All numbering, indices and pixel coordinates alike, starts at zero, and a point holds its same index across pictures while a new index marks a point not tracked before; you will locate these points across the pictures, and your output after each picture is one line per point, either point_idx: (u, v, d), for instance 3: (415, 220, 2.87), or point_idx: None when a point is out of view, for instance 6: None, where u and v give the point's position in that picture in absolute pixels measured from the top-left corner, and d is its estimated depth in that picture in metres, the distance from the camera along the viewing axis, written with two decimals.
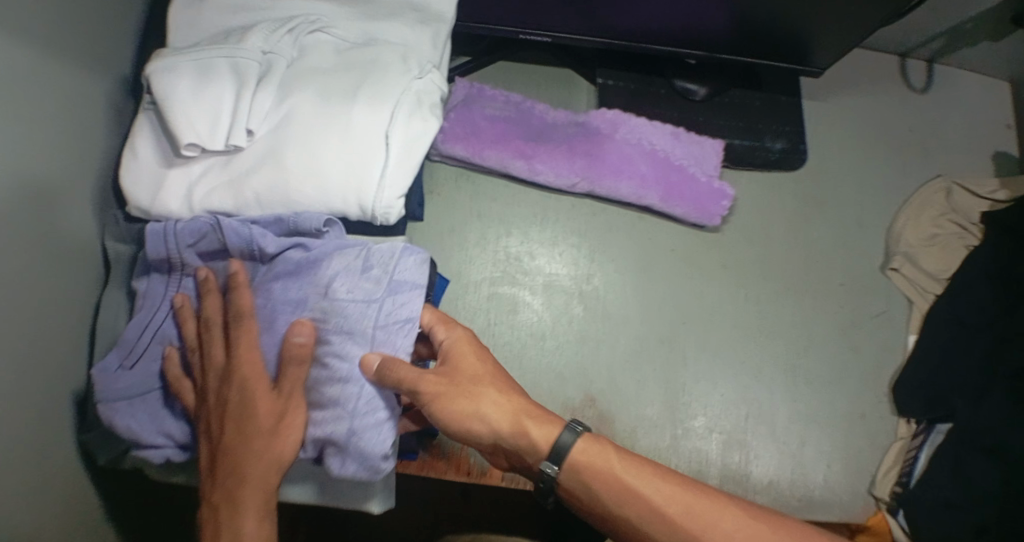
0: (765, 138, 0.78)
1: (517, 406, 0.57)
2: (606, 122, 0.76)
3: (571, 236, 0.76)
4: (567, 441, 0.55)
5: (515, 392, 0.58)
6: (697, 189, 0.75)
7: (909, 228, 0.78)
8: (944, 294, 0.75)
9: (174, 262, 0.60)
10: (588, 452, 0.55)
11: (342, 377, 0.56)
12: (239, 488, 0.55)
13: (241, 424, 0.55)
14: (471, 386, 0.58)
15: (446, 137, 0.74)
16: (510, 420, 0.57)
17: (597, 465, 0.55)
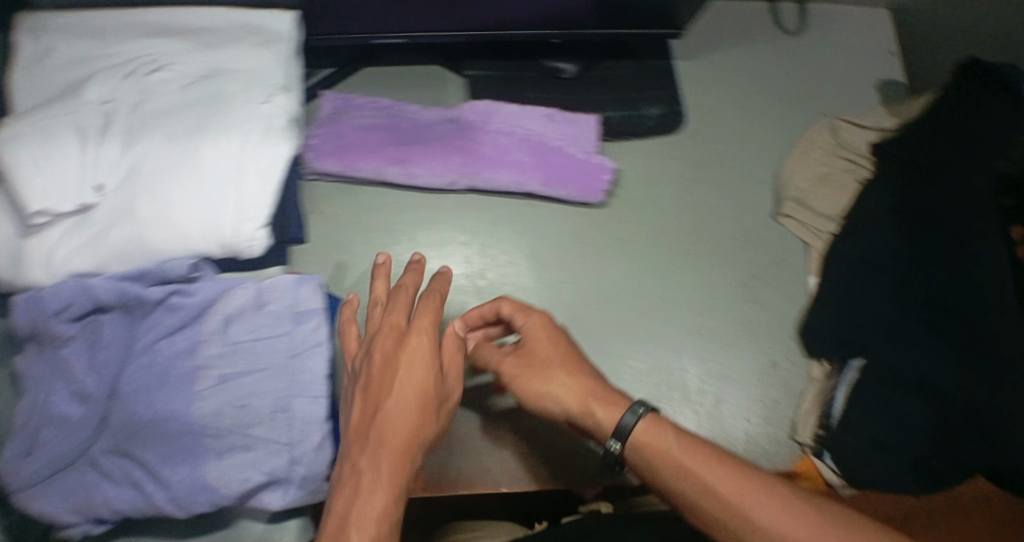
0: (640, 105, 0.77)
1: (584, 387, 0.59)
2: (477, 113, 0.74)
3: (461, 235, 0.74)
4: (629, 423, 0.56)
5: (581, 373, 0.59)
6: (576, 168, 0.74)
7: (798, 171, 0.78)
8: (840, 233, 0.76)
9: (41, 332, 0.59)
10: (653, 432, 0.56)
11: (257, 413, 0.60)
12: (379, 440, 0.53)
13: (372, 376, 0.56)
14: (547, 361, 0.61)
15: (317, 154, 0.73)
16: (578, 400, 0.58)
17: (659, 443, 0.55)
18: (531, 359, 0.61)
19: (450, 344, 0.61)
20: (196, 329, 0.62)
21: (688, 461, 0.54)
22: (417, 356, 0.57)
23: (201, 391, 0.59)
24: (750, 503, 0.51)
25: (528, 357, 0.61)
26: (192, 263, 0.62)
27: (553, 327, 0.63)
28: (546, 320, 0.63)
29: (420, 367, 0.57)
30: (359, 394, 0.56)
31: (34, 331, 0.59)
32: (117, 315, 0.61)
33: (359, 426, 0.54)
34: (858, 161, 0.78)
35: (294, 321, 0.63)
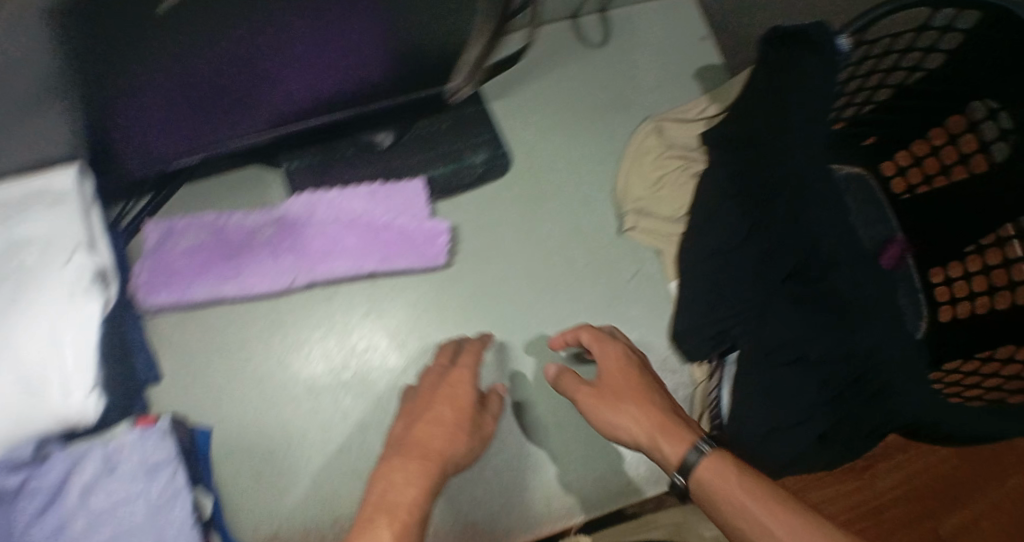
0: (464, 156, 0.77)
1: (654, 420, 0.59)
2: (300, 209, 0.73)
3: (315, 331, 0.74)
4: (694, 461, 0.55)
5: (651, 407, 0.60)
6: (411, 238, 0.73)
7: (633, 181, 0.78)
8: (685, 232, 0.77)
9: None
10: (712, 471, 0.54)
11: None
12: (403, 457, 0.53)
13: (429, 405, 0.58)
14: (619, 395, 0.62)
15: (149, 291, 0.72)
16: (647, 433, 0.59)
17: (728, 484, 0.53)
18: (624, 385, 0.62)
19: (494, 401, 0.62)
20: (56, 511, 0.60)
21: (739, 502, 0.52)
22: (461, 392, 0.59)
23: None
24: (782, 528, 0.50)
25: (603, 391, 0.62)
26: (34, 445, 0.61)
27: (629, 362, 0.64)
28: (618, 351, 0.65)
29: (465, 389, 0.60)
30: (418, 416, 0.57)
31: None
32: None
33: (412, 443, 0.55)
34: (689, 155, 0.79)
35: (148, 475, 0.62)
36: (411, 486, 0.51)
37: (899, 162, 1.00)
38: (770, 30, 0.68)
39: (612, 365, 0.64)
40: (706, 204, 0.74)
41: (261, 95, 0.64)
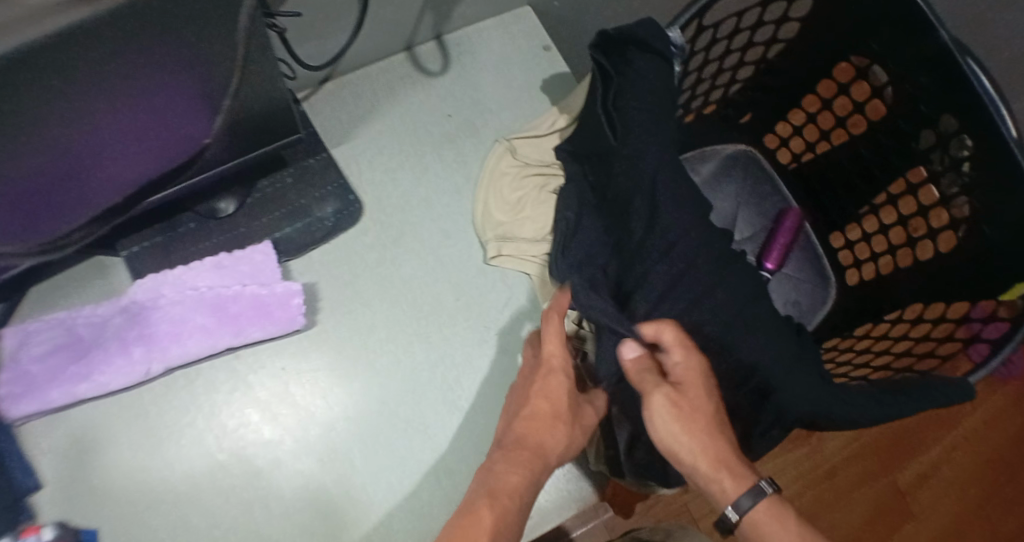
0: (312, 209, 0.74)
1: (721, 450, 0.53)
2: (147, 293, 0.71)
3: (183, 416, 0.71)
4: (748, 508, 0.52)
5: (723, 436, 0.53)
6: (265, 305, 0.70)
7: (491, 205, 0.76)
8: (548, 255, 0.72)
9: None
10: (772, 515, 0.52)
11: None
12: (480, 513, 0.49)
13: (525, 443, 0.55)
14: (708, 397, 0.53)
15: (2, 406, 0.69)
16: (710, 463, 0.53)
17: (771, 525, 0.52)
18: (687, 409, 0.53)
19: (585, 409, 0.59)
20: None
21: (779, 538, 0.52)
22: (560, 384, 0.58)
23: None
24: None
25: (684, 399, 0.53)
26: None
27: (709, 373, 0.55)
28: (699, 371, 0.54)
29: (547, 403, 0.58)
30: (522, 413, 0.57)
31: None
32: None
33: (517, 441, 0.56)
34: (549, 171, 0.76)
35: None
36: (510, 477, 0.52)
37: (779, 134, 0.99)
38: (599, 35, 0.66)
39: (699, 377, 0.54)
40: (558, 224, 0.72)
41: (85, 186, 0.55)
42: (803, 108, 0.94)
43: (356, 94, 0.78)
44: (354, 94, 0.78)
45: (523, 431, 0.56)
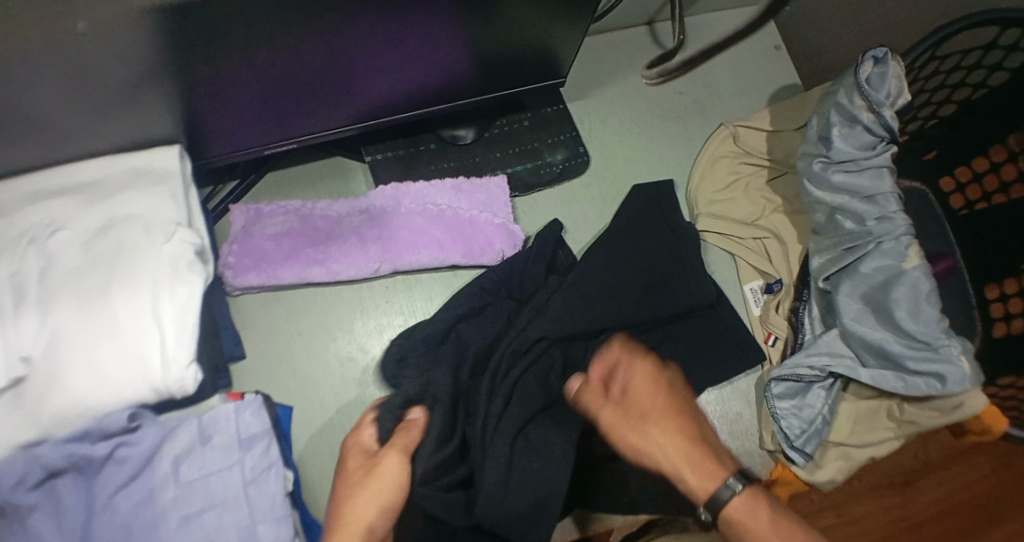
0: (544, 154, 0.79)
1: (681, 445, 0.58)
2: (387, 198, 0.75)
3: (397, 317, 0.76)
4: (727, 499, 0.56)
5: (677, 435, 0.59)
6: (490, 234, 0.74)
7: (705, 180, 0.79)
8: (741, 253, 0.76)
9: (6, 509, 0.61)
10: (744, 510, 0.56)
11: None
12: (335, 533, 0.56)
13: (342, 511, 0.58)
14: (640, 428, 0.59)
15: (236, 272, 0.73)
16: (682, 455, 0.58)
17: (750, 520, 0.56)
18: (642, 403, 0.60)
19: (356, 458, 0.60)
20: (148, 476, 0.62)
21: (758, 528, 0.55)
22: (373, 441, 0.61)
23: (165, 535, 0.60)
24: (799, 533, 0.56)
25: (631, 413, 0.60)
26: (128, 414, 0.62)
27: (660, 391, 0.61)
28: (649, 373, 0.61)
29: (361, 459, 0.60)
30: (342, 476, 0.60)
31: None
32: (66, 479, 0.62)
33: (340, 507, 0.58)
34: (765, 163, 0.81)
35: (242, 448, 0.63)
36: (364, 503, 0.57)
37: (958, 178, 0.94)
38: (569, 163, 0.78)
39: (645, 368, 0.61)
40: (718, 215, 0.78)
41: (356, 81, 0.66)
42: (992, 157, 0.89)
43: (596, 58, 0.83)
44: (594, 58, 0.83)
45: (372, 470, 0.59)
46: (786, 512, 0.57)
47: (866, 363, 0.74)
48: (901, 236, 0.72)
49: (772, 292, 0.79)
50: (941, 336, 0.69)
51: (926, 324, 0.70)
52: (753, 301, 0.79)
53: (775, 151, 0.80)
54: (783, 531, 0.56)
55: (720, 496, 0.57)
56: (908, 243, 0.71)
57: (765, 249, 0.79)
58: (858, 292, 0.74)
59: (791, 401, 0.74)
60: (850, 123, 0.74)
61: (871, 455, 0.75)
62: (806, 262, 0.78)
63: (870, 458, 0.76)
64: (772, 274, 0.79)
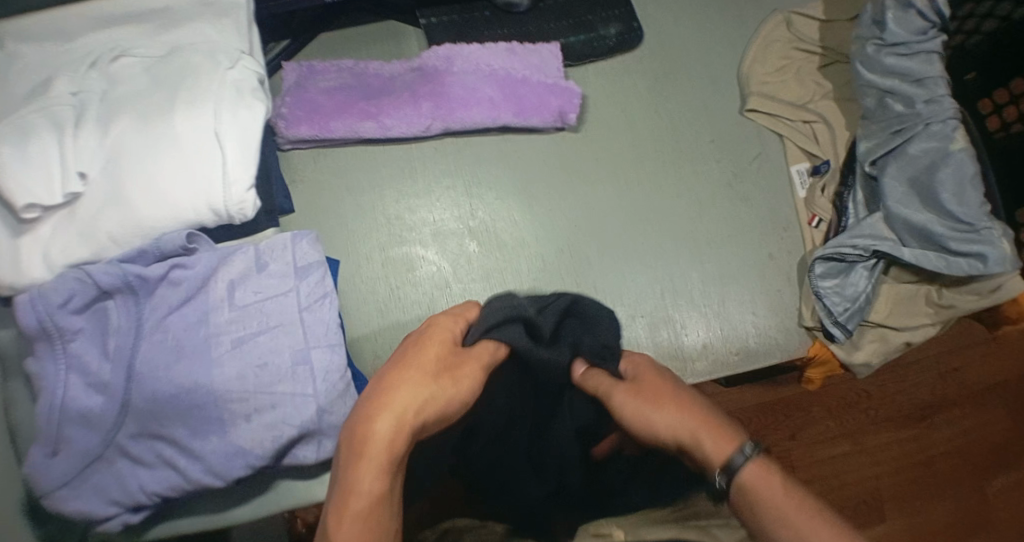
0: (598, 27, 0.79)
1: (695, 418, 0.53)
2: (440, 59, 0.75)
3: (445, 179, 0.77)
4: (738, 462, 0.49)
5: (691, 408, 0.54)
6: (545, 94, 0.74)
7: (758, 64, 0.79)
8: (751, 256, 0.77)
9: (51, 330, 0.58)
10: (762, 473, 0.49)
11: (286, 370, 0.59)
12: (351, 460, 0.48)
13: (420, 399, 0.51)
14: (668, 393, 0.56)
15: (289, 122, 0.72)
16: (692, 429, 0.53)
17: (764, 489, 0.48)
18: (647, 399, 0.56)
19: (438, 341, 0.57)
20: (203, 300, 0.61)
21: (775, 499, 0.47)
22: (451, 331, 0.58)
23: (218, 356, 0.59)
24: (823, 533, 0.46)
25: (638, 397, 0.56)
26: (186, 234, 0.61)
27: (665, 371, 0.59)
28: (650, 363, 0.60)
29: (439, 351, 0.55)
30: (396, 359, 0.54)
31: (42, 330, 0.58)
32: (116, 301, 0.60)
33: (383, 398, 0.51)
34: (817, 50, 0.81)
35: (297, 276, 0.62)
36: (411, 383, 0.51)
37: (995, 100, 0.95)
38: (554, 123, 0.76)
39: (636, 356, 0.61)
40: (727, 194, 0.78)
41: None
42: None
43: None
44: None
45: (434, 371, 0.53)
46: (818, 500, 0.47)
47: (907, 244, 0.73)
48: (948, 118, 0.71)
49: (818, 174, 0.79)
50: (982, 218, 0.70)
51: (968, 204, 0.70)
52: (798, 183, 0.79)
53: (827, 40, 0.81)
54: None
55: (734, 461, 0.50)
56: (955, 125, 0.71)
57: (814, 133, 0.79)
58: (903, 175, 0.73)
59: (834, 280, 0.74)
60: (904, 7, 0.73)
61: (907, 339, 0.75)
62: (852, 147, 0.78)
63: (906, 343, 0.75)
64: (819, 157, 0.79)
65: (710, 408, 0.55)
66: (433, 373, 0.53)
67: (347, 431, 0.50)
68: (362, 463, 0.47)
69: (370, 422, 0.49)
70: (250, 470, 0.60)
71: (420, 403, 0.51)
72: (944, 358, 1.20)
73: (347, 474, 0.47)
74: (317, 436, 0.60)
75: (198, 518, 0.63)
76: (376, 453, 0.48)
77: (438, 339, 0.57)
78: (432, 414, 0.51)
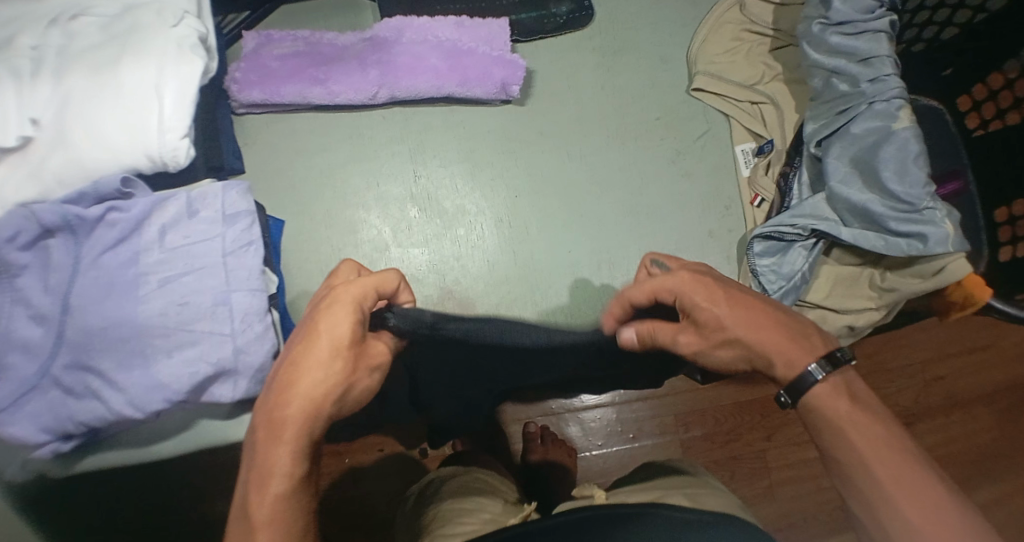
0: (548, 5, 0.81)
1: (766, 333, 0.55)
2: (391, 30, 0.77)
3: (391, 146, 0.79)
4: (810, 383, 0.54)
5: (760, 314, 0.56)
6: (489, 64, 0.76)
7: (707, 44, 0.81)
8: (692, 231, 0.78)
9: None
10: (825, 396, 0.55)
11: (210, 308, 0.63)
12: (269, 445, 0.49)
13: (324, 392, 0.50)
14: (728, 310, 0.55)
15: (241, 86, 0.75)
16: (771, 343, 0.55)
17: (827, 406, 0.55)
18: (707, 335, 0.55)
19: (341, 318, 0.50)
20: (134, 241, 0.64)
21: (835, 413, 0.54)
22: (361, 307, 0.51)
23: (145, 294, 0.63)
24: (871, 455, 0.53)
25: (705, 330, 0.55)
26: (122, 178, 0.65)
27: (704, 282, 0.55)
28: (687, 277, 0.55)
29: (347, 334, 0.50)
30: (297, 340, 0.51)
31: None
32: (56, 239, 0.63)
33: (288, 384, 0.50)
34: (769, 32, 0.80)
35: (225, 223, 0.66)
36: (317, 365, 0.50)
37: (974, 96, 0.90)
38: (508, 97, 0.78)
39: (673, 279, 0.55)
40: (670, 169, 0.79)
41: None
42: (1007, 72, 0.86)
43: None
44: None
45: (338, 350, 0.50)
46: (880, 432, 0.53)
47: (848, 225, 0.72)
48: (893, 97, 0.68)
49: (762, 154, 0.79)
50: (926, 199, 0.66)
51: (912, 184, 0.66)
52: (743, 162, 0.80)
53: (781, 22, 0.80)
54: (926, 512, 0.50)
55: (805, 378, 0.55)
56: (901, 104, 0.67)
57: (761, 113, 0.80)
58: (847, 155, 0.71)
59: (771, 259, 0.74)
60: None
61: (850, 324, 0.74)
62: (800, 128, 0.77)
63: (848, 329, 0.75)
64: (764, 137, 0.80)
65: (776, 317, 0.57)
66: (335, 354, 0.50)
67: (263, 411, 0.50)
68: (278, 450, 0.48)
69: (281, 407, 0.49)
70: (169, 405, 0.62)
71: (324, 388, 0.50)
72: (931, 366, 1.11)
73: (262, 453, 0.49)
74: (233, 374, 0.63)
75: (121, 451, 0.66)
76: (290, 437, 0.49)
77: (339, 325, 0.50)
78: (332, 403, 0.50)
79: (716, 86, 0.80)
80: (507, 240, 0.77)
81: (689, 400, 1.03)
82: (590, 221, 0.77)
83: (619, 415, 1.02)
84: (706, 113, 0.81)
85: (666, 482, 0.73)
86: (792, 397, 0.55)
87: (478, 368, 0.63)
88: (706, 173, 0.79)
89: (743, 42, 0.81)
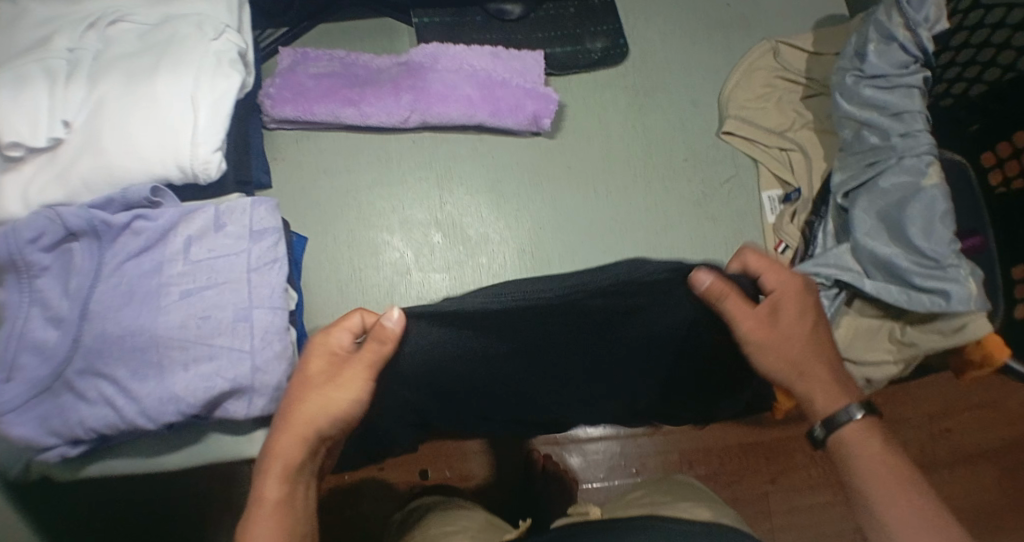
0: (584, 41, 0.82)
1: (806, 364, 0.58)
2: (426, 56, 0.78)
3: (419, 170, 0.79)
4: (841, 421, 0.56)
5: (818, 341, 0.59)
6: (522, 97, 0.77)
7: (738, 88, 0.81)
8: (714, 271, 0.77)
9: (20, 265, 0.61)
10: (858, 437, 0.56)
11: (231, 323, 0.63)
12: (260, 481, 0.51)
13: (304, 428, 0.51)
14: (801, 316, 0.57)
15: (275, 102, 0.75)
16: (808, 370, 0.58)
17: (858, 447, 0.56)
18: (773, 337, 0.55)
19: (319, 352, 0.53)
20: (160, 251, 0.64)
21: (869, 459, 0.55)
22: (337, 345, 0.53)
23: (166, 304, 0.62)
24: (900, 506, 0.52)
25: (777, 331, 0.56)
26: (152, 187, 0.65)
27: (807, 291, 0.57)
28: (798, 283, 0.57)
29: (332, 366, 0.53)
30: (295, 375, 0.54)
31: (11, 262, 0.61)
32: (81, 242, 0.63)
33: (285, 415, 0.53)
34: (801, 81, 0.81)
35: (252, 239, 0.66)
36: (302, 397, 0.52)
37: (999, 154, 0.87)
38: (538, 128, 0.78)
39: (784, 278, 0.56)
40: (695, 210, 0.79)
41: None
42: None
43: None
44: None
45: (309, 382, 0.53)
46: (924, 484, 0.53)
47: (871, 277, 0.71)
48: (923, 153, 0.68)
49: (788, 202, 0.79)
50: (951, 256, 0.65)
51: (937, 241, 0.66)
52: (768, 209, 0.80)
53: (813, 72, 0.81)
54: None
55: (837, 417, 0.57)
56: (931, 161, 0.67)
57: (789, 161, 0.80)
58: (874, 208, 0.70)
59: None
60: (887, 40, 0.71)
61: (867, 376, 0.74)
62: (827, 178, 0.76)
63: (866, 382, 0.74)
64: (792, 184, 0.80)
65: (829, 348, 0.59)
66: (333, 364, 0.53)
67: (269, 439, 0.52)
68: (266, 479, 0.51)
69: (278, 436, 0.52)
70: (181, 418, 0.61)
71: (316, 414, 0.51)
72: (937, 419, 1.10)
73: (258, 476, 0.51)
74: (249, 392, 0.63)
75: (129, 460, 0.66)
76: (283, 468, 0.51)
77: (329, 344, 0.54)
78: (326, 428, 0.52)
79: (746, 130, 0.80)
80: (528, 270, 0.76)
81: (696, 438, 1.02)
82: (613, 257, 0.77)
83: (624, 450, 1.01)
84: (733, 157, 0.82)
85: (666, 501, 0.72)
86: (826, 432, 0.57)
87: (477, 387, 0.51)
88: (732, 216, 0.80)
89: (776, 87, 0.82)
